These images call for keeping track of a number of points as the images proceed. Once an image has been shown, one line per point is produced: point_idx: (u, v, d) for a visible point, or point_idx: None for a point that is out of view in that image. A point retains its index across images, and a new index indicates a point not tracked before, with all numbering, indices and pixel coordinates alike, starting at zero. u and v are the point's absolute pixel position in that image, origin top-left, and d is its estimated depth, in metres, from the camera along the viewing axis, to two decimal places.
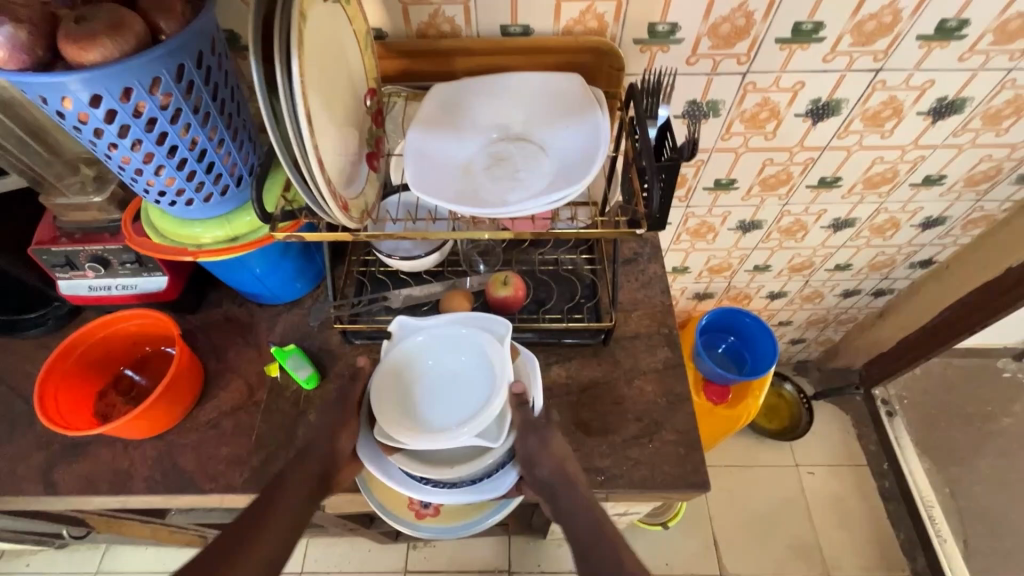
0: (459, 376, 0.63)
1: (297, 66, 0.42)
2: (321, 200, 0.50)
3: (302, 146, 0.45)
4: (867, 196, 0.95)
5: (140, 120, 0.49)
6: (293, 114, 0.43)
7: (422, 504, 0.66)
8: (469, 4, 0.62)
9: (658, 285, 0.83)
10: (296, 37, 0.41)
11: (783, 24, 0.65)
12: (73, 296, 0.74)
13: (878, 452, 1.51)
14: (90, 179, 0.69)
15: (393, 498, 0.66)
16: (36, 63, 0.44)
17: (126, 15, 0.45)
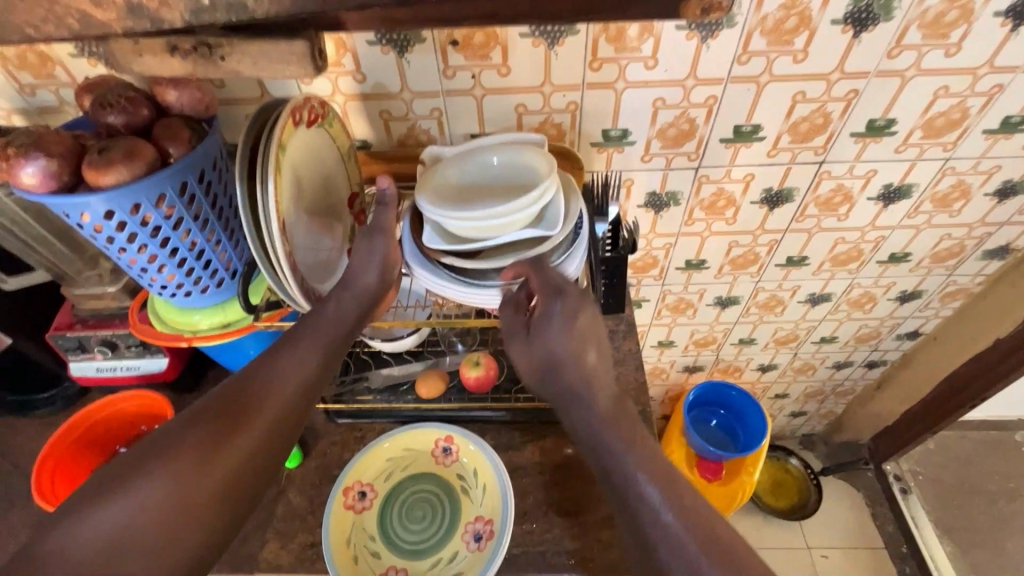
0: (495, 179, 0.59)
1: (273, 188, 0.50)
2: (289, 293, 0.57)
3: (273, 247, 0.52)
4: (838, 272, 0.98)
5: (146, 229, 0.56)
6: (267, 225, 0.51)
7: None
8: (441, 118, 0.70)
9: (633, 362, 0.86)
10: (272, 164, 0.49)
11: (725, 127, 0.72)
12: (81, 377, 0.80)
13: (896, 533, 1.43)
14: (106, 272, 0.76)
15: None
16: (61, 187, 0.51)
17: (140, 145, 0.53)
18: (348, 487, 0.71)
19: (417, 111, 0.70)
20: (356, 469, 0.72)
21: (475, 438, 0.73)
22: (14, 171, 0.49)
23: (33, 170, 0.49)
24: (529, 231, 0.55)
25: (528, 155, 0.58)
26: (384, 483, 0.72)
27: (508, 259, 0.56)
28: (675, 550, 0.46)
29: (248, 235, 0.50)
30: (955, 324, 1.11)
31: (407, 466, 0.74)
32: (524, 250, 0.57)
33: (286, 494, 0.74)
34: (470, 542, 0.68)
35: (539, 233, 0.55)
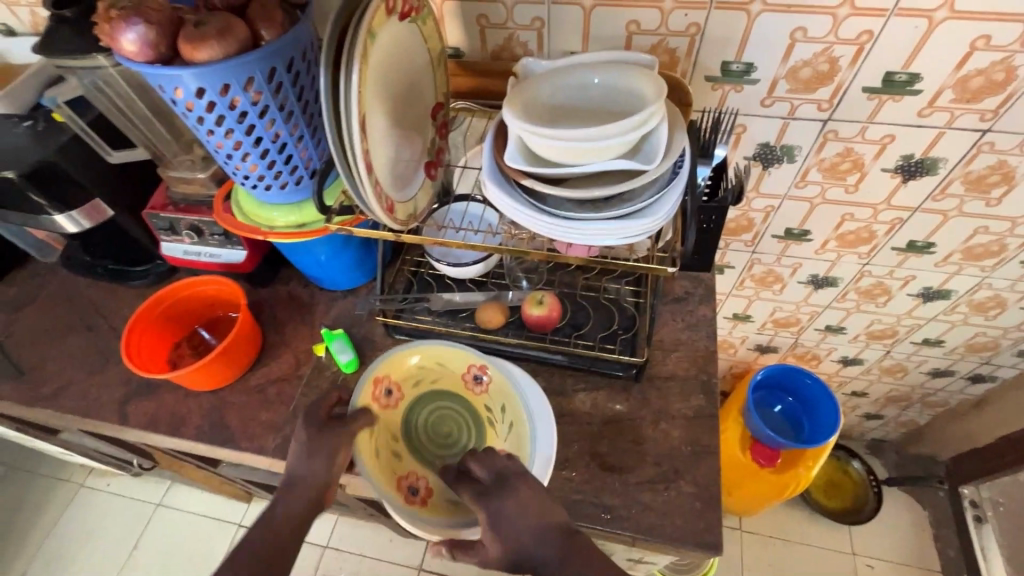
0: (592, 101, 0.53)
1: (357, 78, 0.47)
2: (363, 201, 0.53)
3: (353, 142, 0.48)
4: (967, 267, 0.84)
5: (234, 113, 0.56)
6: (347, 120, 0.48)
7: (410, 492, 0.65)
8: (542, 30, 0.64)
9: (704, 329, 0.81)
10: (359, 52, 0.46)
11: (872, 74, 0.61)
12: (170, 257, 0.85)
13: (958, 560, 1.31)
14: (198, 158, 0.79)
15: (384, 478, 0.64)
16: (158, 59, 0.51)
17: (234, 22, 0.51)
18: (378, 380, 0.68)
19: (518, 20, 0.64)
20: (390, 368, 0.70)
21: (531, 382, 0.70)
22: (116, 36, 0.49)
23: (132, 37, 0.49)
24: (623, 162, 0.50)
25: (633, 76, 0.51)
26: (412, 389, 0.71)
27: (592, 192, 0.50)
28: None
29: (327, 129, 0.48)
30: None
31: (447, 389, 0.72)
32: (612, 184, 0.52)
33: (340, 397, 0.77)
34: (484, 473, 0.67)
35: (634, 165, 0.50)
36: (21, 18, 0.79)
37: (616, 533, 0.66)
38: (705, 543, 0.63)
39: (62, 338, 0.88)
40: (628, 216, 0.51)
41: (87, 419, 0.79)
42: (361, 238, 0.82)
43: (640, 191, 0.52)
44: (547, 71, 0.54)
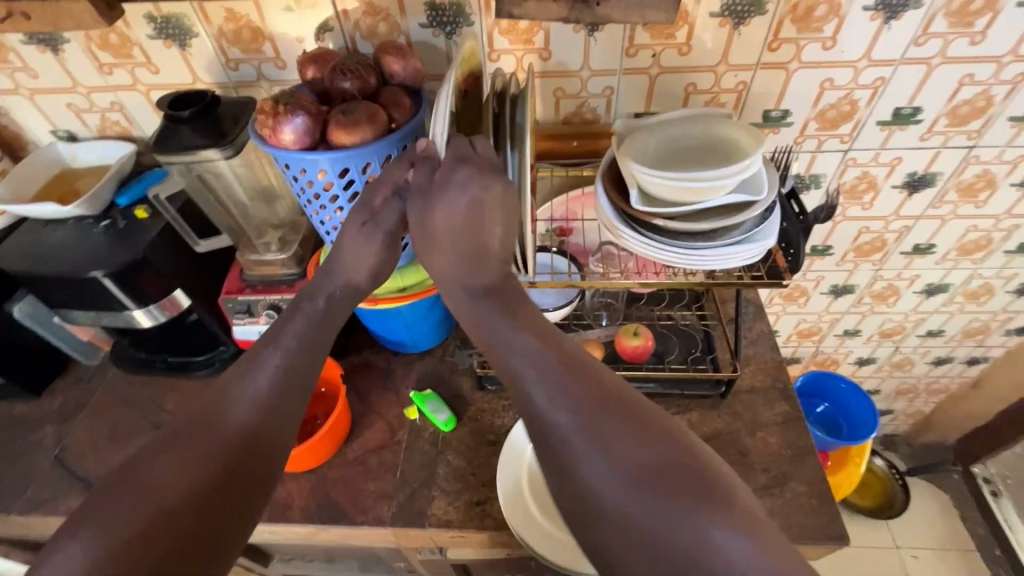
0: (694, 154, 0.63)
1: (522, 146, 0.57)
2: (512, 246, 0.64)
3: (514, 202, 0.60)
4: (962, 262, 0.99)
5: (367, 188, 0.61)
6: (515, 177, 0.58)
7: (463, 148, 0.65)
8: (611, 96, 0.74)
9: (766, 342, 0.88)
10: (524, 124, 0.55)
11: (885, 109, 0.74)
12: (244, 341, 0.81)
13: (987, 536, 1.40)
14: (276, 240, 0.82)
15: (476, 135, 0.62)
16: (310, 144, 0.56)
17: (377, 108, 0.57)
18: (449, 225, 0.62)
19: (590, 89, 0.73)
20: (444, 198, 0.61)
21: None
22: (278, 128, 0.54)
23: (295, 128, 0.54)
24: (734, 198, 0.57)
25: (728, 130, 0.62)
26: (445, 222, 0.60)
27: (700, 225, 0.58)
28: (611, 460, 0.44)
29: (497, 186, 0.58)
30: None
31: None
32: (716, 218, 0.59)
33: (446, 456, 0.78)
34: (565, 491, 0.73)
35: (742, 199, 0.58)
36: (88, 123, 0.81)
37: None
38: (833, 535, 0.68)
39: (126, 441, 0.83)
40: (740, 243, 0.58)
41: None
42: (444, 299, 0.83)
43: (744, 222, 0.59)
44: (648, 131, 0.65)
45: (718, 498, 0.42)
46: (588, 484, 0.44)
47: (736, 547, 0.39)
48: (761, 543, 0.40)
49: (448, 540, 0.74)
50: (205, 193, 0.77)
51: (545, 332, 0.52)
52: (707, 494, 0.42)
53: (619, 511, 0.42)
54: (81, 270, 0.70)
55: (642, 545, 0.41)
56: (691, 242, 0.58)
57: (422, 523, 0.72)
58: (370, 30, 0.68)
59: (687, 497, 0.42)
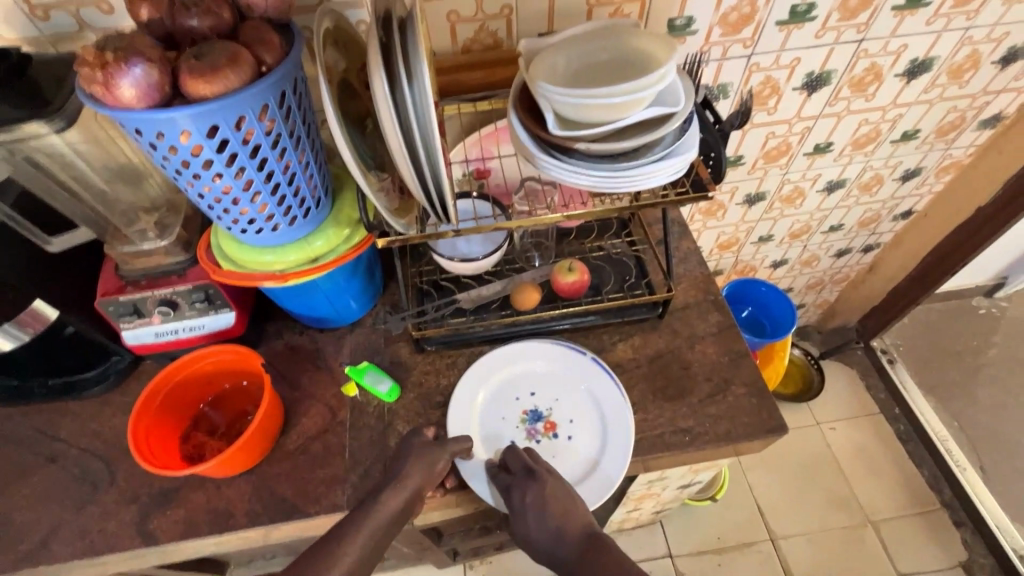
0: (608, 69, 0.59)
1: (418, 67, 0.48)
2: (428, 197, 0.55)
3: (423, 145, 0.51)
4: (856, 156, 1.05)
5: (246, 148, 0.52)
6: (415, 106, 0.49)
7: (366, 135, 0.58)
8: (511, 17, 0.68)
9: (694, 258, 0.89)
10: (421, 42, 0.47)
11: (783, 8, 0.73)
12: (139, 345, 0.73)
13: (888, 398, 1.60)
14: (151, 226, 0.71)
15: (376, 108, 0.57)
16: (161, 100, 0.46)
17: (239, 48, 0.48)
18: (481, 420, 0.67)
19: (487, 10, 0.66)
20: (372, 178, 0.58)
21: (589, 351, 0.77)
22: (112, 82, 0.44)
23: (136, 81, 0.44)
24: (652, 111, 0.54)
25: (636, 41, 0.59)
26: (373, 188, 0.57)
27: (620, 145, 0.55)
28: None
29: (392, 122, 0.49)
30: (943, 198, 1.22)
31: (488, 381, 0.75)
32: (634, 136, 0.56)
33: (395, 426, 0.74)
34: (536, 441, 0.73)
35: (661, 112, 0.55)
36: None
37: (702, 450, 0.72)
38: (774, 427, 0.72)
39: (19, 483, 0.71)
40: (662, 159, 0.56)
41: (101, 558, 0.66)
42: (364, 264, 0.77)
43: (664, 137, 0.57)
44: (558, 46, 0.60)
45: None
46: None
47: None
48: None
49: None
50: (41, 179, 0.63)
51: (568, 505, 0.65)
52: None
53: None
54: None
55: None
56: (613, 165, 0.55)
57: None
58: None
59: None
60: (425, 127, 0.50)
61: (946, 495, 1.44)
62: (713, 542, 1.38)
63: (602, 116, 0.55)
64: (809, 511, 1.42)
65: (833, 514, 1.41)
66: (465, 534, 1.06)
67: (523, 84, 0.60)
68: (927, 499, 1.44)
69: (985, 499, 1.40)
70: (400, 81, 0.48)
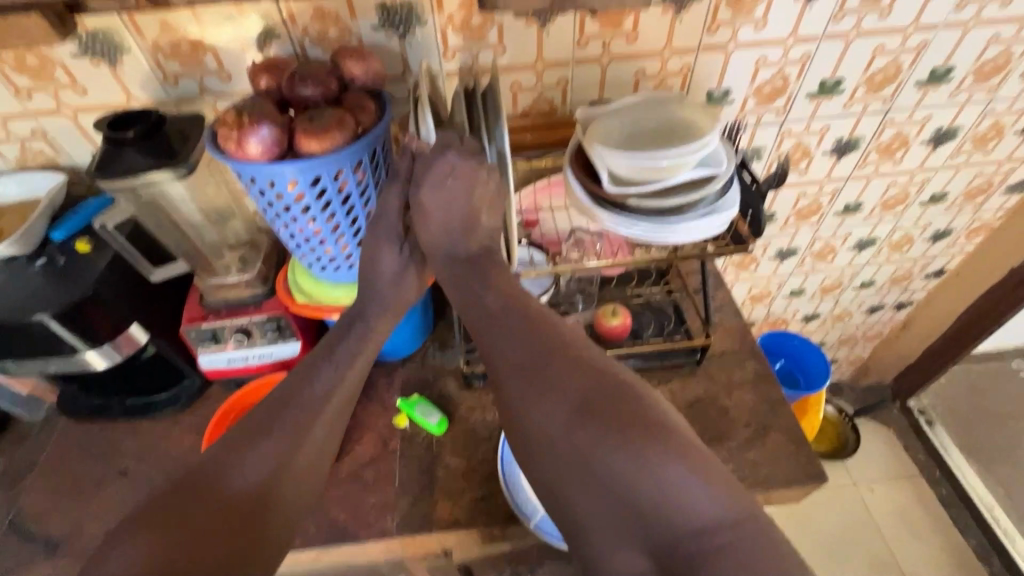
0: (655, 131, 0.67)
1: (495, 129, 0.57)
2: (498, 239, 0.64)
3: None
4: (885, 216, 1.09)
5: (339, 196, 0.60)
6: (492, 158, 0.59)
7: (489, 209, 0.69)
8: (566, 87, 0.76)
9: (729, 308, 0.93)
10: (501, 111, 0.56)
11: (812, 82, 0.81)
12: (213, 369, 0.79)
13: (928, 461, 1.55)
14: (235, 262, 0.79)
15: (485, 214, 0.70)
16: (278, 155, 0.54)
17: (345, 113, 0.56)
18: None
19: (546, 81, 0.75)
20: None
21: None
22: (243, 140, 0.52)
23: (262, 139, 0.52)
24: (699, 171, 0.61)
25: (679, 110, 0.67)
26: None
27: (670, 200, 0.61)
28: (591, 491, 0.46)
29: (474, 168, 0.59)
30: (974, 259, 1.25)
31: None
32: (681, 193, 0.62)
33: (443, 458, 0.77)
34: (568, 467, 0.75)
35: (706, 172, 0.61)
36: (6, 155, 0.73)
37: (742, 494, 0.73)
38: (814, 475, 0.73)
39: (94, 495, 0.76)
40: (708, 213, 0.61)
41: None
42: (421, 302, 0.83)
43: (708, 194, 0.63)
44: (610, 111, 0.68)
45: (689, 464, 0.44)
46: (546, 431, 0.48)
47: (677, 474, 0.44)
48: (692, 467, 0.44)
49: (455, 542, 0.74)
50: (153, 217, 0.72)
51: (534, 321, 0.54)
52: (647, 430, 0.45)
53: (566, 451, 0.47)
54: (23, 314, 0.63)
55: (634, 500, 0.44)
56: (663, 217, 0.61)
57: (429, 527, 0.71)
58: (319, 35, 0.66)
59: (621, 431, 0.45)
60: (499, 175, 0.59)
61: (995, 566, 1.37)
62: None
63: (655, 174, 0.61)
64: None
65: None
66: None
67: (580, 145, 0.68)
68: (975, 571, 1.37)
69: None
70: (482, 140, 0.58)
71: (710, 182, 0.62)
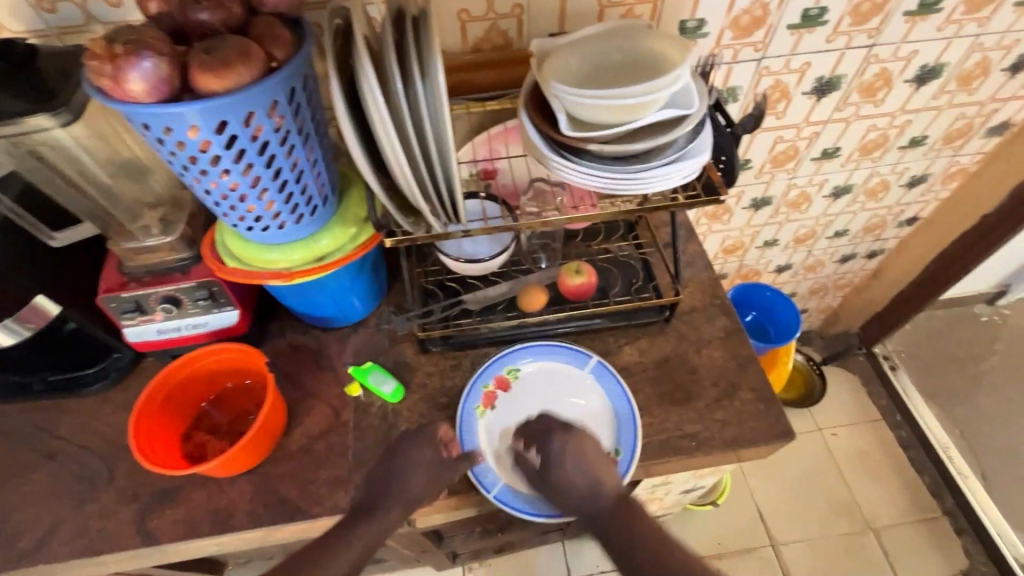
0: (621, 69, 0.59)
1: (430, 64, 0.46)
2: (438, 197, 0.54)
3: (433, 136, 0.49)
4: (863, 162, 1.04)
5: (254, 144, 0.51)
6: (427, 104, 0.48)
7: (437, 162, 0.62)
8: (521, 16, 0.67)
9: (701, 262, 0.89)
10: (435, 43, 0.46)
11: (794, 12, 0.73)
12: (141, 342, 0.72)
13: (890, 405, 1.59)
14: (155, 222, 0.70)
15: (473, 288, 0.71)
16: (170, 95, 0.46)
17: (250, 43, 0.47)
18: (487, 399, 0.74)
19: (498, 9, 0.66)
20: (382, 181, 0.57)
21: (594, 354, 0.76)
22: (121, 76, 0.43)
23: (145, 73, 0.43)
24: (668, 111, 0.54)
25: (648, 42, 0.59)
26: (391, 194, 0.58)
27: (635, 146, 0.54)
28: None
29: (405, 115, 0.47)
30: (948, 205, 1.22)
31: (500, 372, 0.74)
32: (648, 137, 0.55)
33: (399, 428, 0.73)
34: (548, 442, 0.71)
35: (676, 113, 0.54)
36: None
37: (708, 455, 0.71)
38: (781, 433, 0.71)
39: (18, 481, 0.70)
40: (678, 160, 0.55)
41: (97, 558, 0.65)
42: (370, 262, 0.76)
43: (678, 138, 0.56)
44: (570, 44, 0.59)
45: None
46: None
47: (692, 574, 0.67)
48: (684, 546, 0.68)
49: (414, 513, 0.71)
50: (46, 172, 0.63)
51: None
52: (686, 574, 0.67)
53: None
54: None
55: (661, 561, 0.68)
56: (626, 166, 0.55)
57: (384, 501, 0.68)
58: None
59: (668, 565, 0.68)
60: (437, 123, 0.48)
61: (947, 502, 1.43)
62: (714, 546, 1.38)
63: (619, 115, 0.54)
64: (810, 517, 1.41)
65: (834, 521, 1.41)
66: (466, 536, 1.05)
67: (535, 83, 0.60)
68: (928, 507, 1.43)
69: (987, 508, 1.40)
70: (413, 79, 0.47)
71: (681, 125, 0.55)
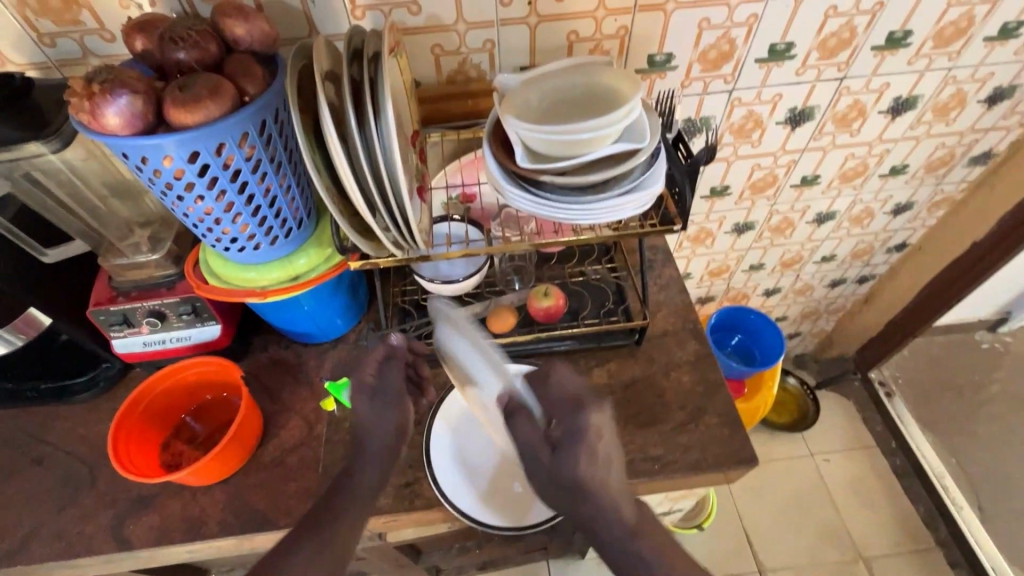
0: (578, 103, 0.61)
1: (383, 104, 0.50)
2: (395, 224, 0.56)
3: (386, 168, 0.52)
4: (844, 189, 1.05)
5: (226, 172, 0.55)
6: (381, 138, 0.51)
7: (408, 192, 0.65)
8: (493, 50, 0.70)
9: (675, 286, 0.90)
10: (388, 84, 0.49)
11: (761, 47, 0.75)
12: (127, 354, 0.75)
13: (885, 431, 1.57)
14: (144, 240, 0.74)
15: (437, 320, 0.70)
16: (145, 127, 0.49)
17: (220, 79, 0.51)
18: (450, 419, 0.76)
19: (470, 44, 0.69)
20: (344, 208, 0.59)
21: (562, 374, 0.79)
22: (99, 111, 0.47)
23: (121, 109, 0.47)
24: (621, 145, 0.56)
25: (605, 78, 0.61)
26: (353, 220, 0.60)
27: (589, 177, 0.56)
28: None
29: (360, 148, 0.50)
30: (937, 232, 1.22)
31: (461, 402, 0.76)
32: (602, 168, 0.58)
33: None
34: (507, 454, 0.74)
35: (628, 146, 0.56)
36: None
37: (670, 478, 0.72)
38: (744, 459, 0.72)
39: (6, 484, 0.74)
40: (631, 191, 0.57)
41: (73, 560, 0.68)
42: (348, 280, 0.79)
43: (632, 170, 0.59)
44: (531, 80, 0.62)
45: None
46: None
47: None
48: None
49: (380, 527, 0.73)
50: (39, 193, 0.67)
51: None
52: None
53: None
54: None
55: None
56: (580, 196, 0.57)
57: None
58: None
59: None
60: (389, 156, 0.51)
61: (942, 533, 1.40)
62: None
63: (574, 148, 0.56)
64: (799, 543, 1.39)
65: (823, 548, 1.39)
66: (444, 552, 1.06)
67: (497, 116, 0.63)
68: (921, 537, 1.40)
69: (982, 540, 1.36)
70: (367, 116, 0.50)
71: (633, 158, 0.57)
